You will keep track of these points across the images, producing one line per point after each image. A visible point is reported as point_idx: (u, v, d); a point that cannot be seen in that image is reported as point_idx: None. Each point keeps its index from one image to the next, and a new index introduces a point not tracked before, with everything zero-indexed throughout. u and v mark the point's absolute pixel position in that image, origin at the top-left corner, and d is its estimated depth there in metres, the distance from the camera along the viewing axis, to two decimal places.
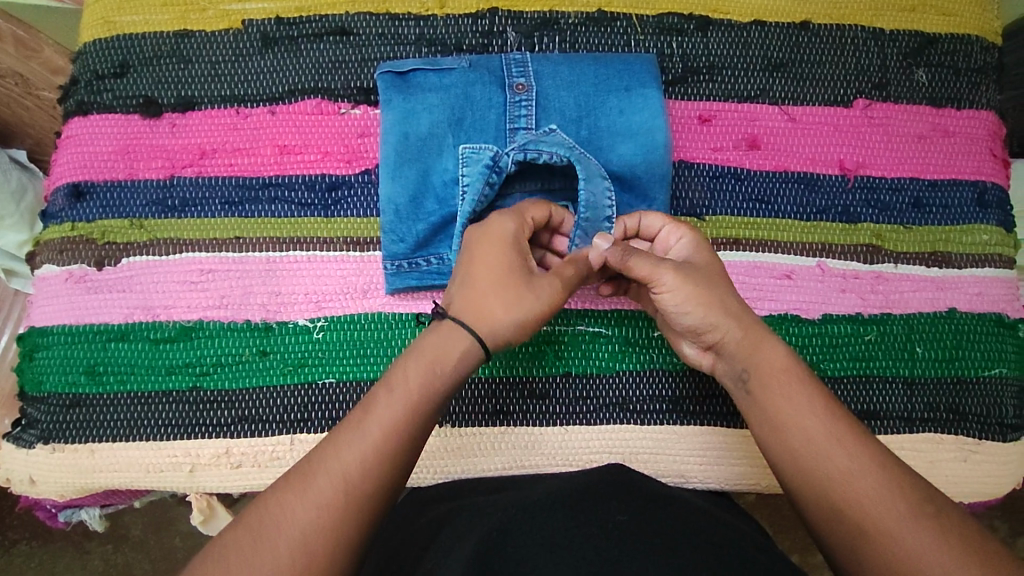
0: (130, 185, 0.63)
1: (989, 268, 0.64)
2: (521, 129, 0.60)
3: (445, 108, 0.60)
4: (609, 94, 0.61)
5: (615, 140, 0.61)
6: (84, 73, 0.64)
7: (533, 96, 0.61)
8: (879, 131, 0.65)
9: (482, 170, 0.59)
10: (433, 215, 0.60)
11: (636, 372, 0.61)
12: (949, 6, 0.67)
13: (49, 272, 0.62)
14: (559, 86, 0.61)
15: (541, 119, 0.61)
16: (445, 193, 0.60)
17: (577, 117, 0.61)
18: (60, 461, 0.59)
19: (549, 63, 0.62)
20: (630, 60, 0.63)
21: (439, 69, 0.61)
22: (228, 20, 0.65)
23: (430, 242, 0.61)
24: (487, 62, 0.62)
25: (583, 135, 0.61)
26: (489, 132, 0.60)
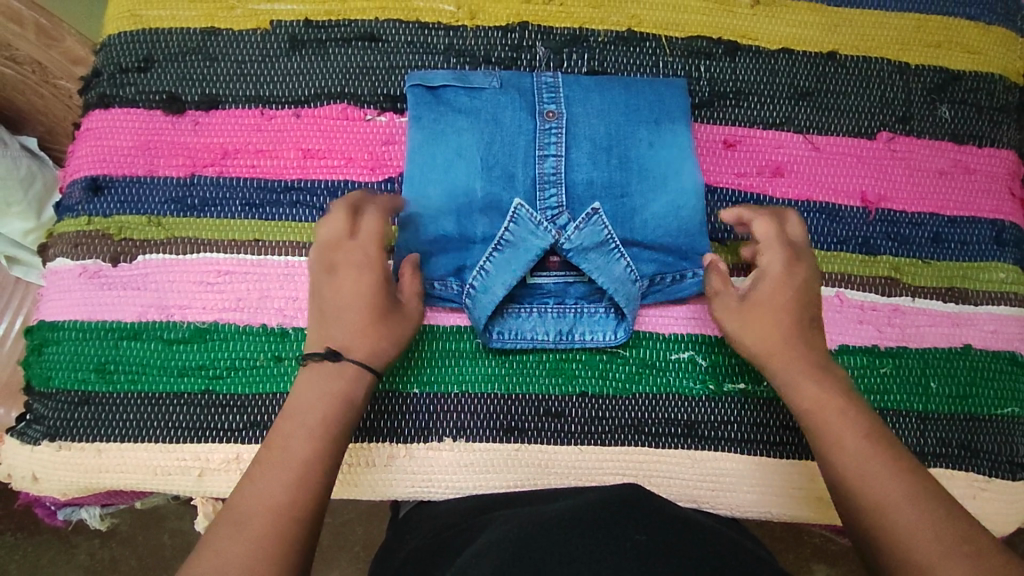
0: (150, 182, 0.62)
1: (1004, 306, 0.65)
2: (550, 158, 0.61)
3: (474, 131, 0.60)
4: (639, 122, 0.62)
5: (643, 172, 0.62)
6: (108, 66, 0.64)
7: (563, 122, 0.61)
8: (902, 165, 0.66)
9: (533, 249, 0.58)
10: (449, 243, 0.60)
11: (652, 395, 0.61)
12: (974, 43, 0.68)
13: (63, 265, 0.61)
14: (589, 111, 0.62)
15: (571, 147, 0.61)
16: (466, 221, 0.60)
17: (607, 145, 0.61)
18: (65, 458, 0.58)
19: (579, 89, 0.62)
20: (661, 86, 0.63)
21: (469, 86, 0.61)
22: (256, 20, 0.64)
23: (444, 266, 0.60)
24: (518, 82, 0.62)
25: (613, 164, 0.61)
26: (517, 159, 0.60)
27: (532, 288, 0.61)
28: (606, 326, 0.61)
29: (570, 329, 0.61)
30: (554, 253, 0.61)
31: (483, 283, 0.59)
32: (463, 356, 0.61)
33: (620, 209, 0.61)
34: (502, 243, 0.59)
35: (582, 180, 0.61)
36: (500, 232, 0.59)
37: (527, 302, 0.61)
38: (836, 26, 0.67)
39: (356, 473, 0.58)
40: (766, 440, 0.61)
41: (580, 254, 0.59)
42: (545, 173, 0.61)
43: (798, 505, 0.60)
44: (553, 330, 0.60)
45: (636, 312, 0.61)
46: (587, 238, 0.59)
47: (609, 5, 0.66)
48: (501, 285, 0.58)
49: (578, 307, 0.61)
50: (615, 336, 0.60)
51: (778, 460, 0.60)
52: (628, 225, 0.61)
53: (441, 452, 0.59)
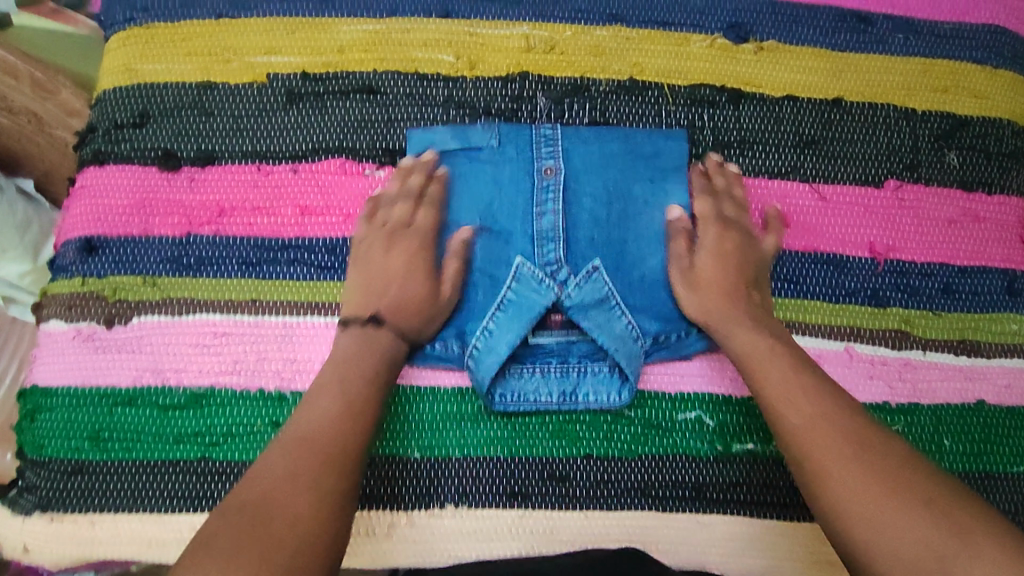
0: (145, 242, 0.61)
1: (1017, 358, 0.63)
2: (547, 214, 0.59)
3: (472, 190, 0.60)
4: (638, 178, 0.61)
5: (644, 229, 0.61)
6: (103, 122, 0.63)
7: (561, 177, 0.60)
8: (910, 214, 0.64)
9: (534, 307, 0.58)
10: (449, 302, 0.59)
11: (658, 456, 0.60)
12: (982, 88, 0.67)
13: (56, 328, 0.60)
14: (589, 166, 0.61)
15: (569, 203, 0.60)
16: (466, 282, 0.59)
17: (606, 201, 0.60)
18: (57, 530, 0.56)
19: (578, 143, 0.61)
20: (662, 138, 0.62)
21: (467, 143, 0.61)
22: (252, 72, 0.63)
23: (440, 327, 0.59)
24: (516, 136, 0.61)
25: (612, 220, 0.60)
26: (515, 217, 0.60)
27: (534, 346, 0.60)
28: (610, 386, 0.59)
29: (573, 389, 0.59)
30: (557, 311, 0.60)
31: (486, 344, 0.58)
32: (464, 419, 0.59)
33: (622, 265, 0.60)
34: (504, 301, 0.58)
35: (582, 236, 0.60)
36: (503, 292, 0.58)
37: (530, 362, 0.59)
38: (841, 72, 0.66)
39: (355, 542, 0.57)
40: (775, 502, 0.59)
41: (581, 310, 0.58)
42: (543, 229, 0.59)
43: (809, 570, 0.58)
44: (555, 395, 0.59)
45: (639, 371, 0.59)
46: (589, 295, 0.58)
47: (611, 53, 0.65)
48: (505, 344, 0.57)
49: (582, 366, 0.60)
50: (615, 398, 0.59)
51: (788, 523, 0.59)
52: (630, 279, 0.60)
53: (443, 519, 0.58)
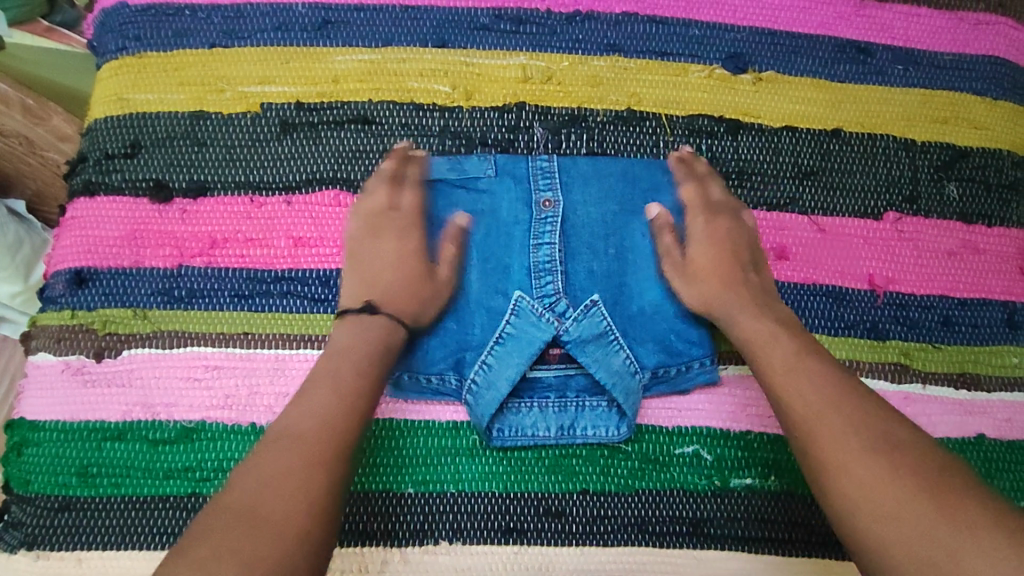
0: (136, 273, 0.60)
1: (1017, 392, 0.63)
2: (545, 246, 0.58)
3: (471, 221, 0.60)
4: (635, 212, 0.61)
5: (641, 261, 0.60)
6: (94, 151, 0.62)
7: (560, 211, 0.59)
8: (909, 246, 0.64)
9: (532, 343, 0.57)
10: (447, 333, 0.58)
11: (656, 491, 0.59)
12: (980, 119, 0.67)
13: (44, 361, 0.59)
14: (586, 199, 0.60)
15: (567, 236, 0.59)
16: (462, 314, 0.58)
17: (605, 234, 0.60)
18: (42, 569, 0.55)
19: (576, 174, 0.61)
20: (659, 172, 0.62)
21: (464, 175, 0.61)
22: (245, 102, 0.63)
23: (436, 360, 0.58)
24: (513, 167, 0.61)
25: (611, 252, 0.59)
26: (512, 249, 0.59)
27: (532, 380, 0.59)
28: (608, 421, 0.59)
29: (571, 423, 0.59)
30: (554, 344, 0.59)
31: (485, 380, 0.57)
32: (459, 454, 0.58)
33: (620, 297, 0.59)
34: (503, 335, 0.57)
35: (581, 268, 0.58)
36: (501, 326, 0.57)
37: (527, 396, 0.59)
38: (840, 102, 0.66)
39: None
40: (772, 538, 0.59)
41: (579, 346, 0.57)
42: (540, 262, 0.58)
43: None
44: (552, 430, 0.58)
45: (637, 406, 0.59)
46: (588, 329, 0.57)
47: (608, 83, 0.65)
48: (504, 380, 0.57)
49: (579, 400, 0.59)
50: (613, 433, 0.59)
51: (788, 560, 0.58)
52: (629, 313, 0.59)
53: (437, 556, 0.56)
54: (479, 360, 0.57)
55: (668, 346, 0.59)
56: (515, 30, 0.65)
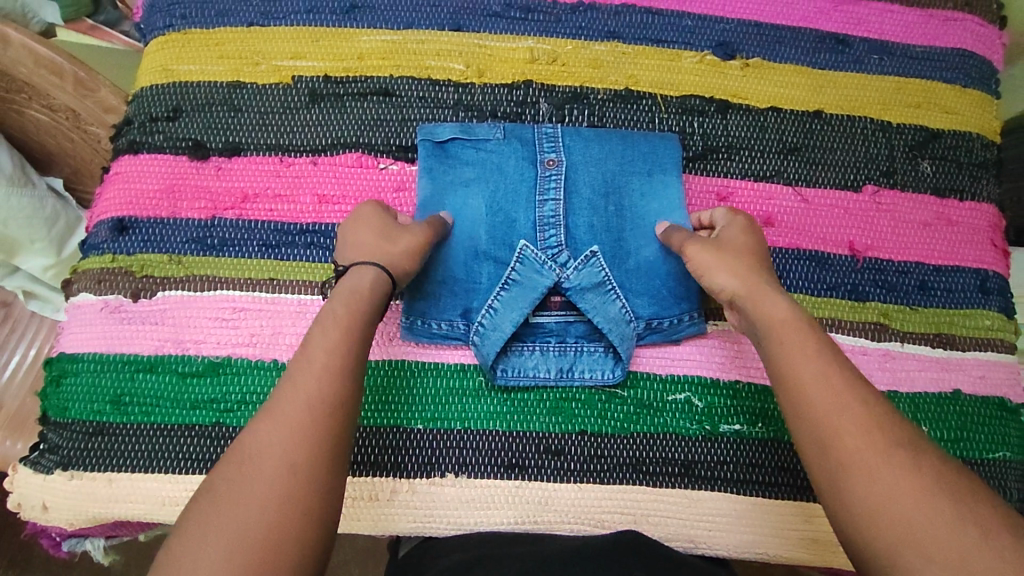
0: (173, 223, 0.65)
1: (991, 352, 0.67)
2: (549, 202, 0.64)
3: (480, 180, 0.65)
4: (634, 173, 0.66)
5: (637, 219, 0.65)
6: (139, 115, 0.69)
7: (563, 169, 0.65)
8: (887, 217, 0.69)
9: (535, 286, 0.62)
10: (458, 282, 0.63)
11: (650, 434, 0.63)
12: (952, 105, 0.72)
13: (85, 300, 0.64)
14: (586, 162, 0.66)
15: (569, 194, 0.65)
16: (473, 264, 0.63)
17: (604, 192, 0.65)
18: (77, 488, 0.59)
19: (577, 139, 0.66)
20: (657, 141, 0.67)
21: (474, 138, 0.66)
22: (278, 75, 0.69)
23: (446, 307, 0.63)
24: (520, 133, 0.66)
25: (610, 210, 0.65)
26: (519, 205, 0.64)
27: (535, 326, 0.64)
28: (604, 366, 0.63)
29: (570, 366, 0.63)
30: (556, 293, 0.64)
31: (492, 322, 0.62)
32: (465, 394, 0.63)
33: (617, 251, 0.64)
34: (509, 282, 0.62)
35: (582, 223, 0.64)
36: (508, 272, 0.62)
37: (530, 340, 0.63)
38: (821, 87, 0.72)
39: (358, 507, 0.60)
40: (760, 481, 0.62)
41: (578, 293, 0.62)
42: (545, 217, 0.64)
43: (795, 547, 0.61)
44: (553, 372, 0.63)
45: (632, 352, 0.63)
46: (587, 278, 0.62)
47: (608, 65, 0.71)
48: (509, 322, 0.61)
49: (579, 345, 0.64)
50: (610, 375, 0.63)
51: (774, 501, 0.62)
52: (626, 267, 0.64)
53: (443, 488, 0.60)
54: (486, 303, 0.62)
55: (662, 299, 0.64)
56: (524, 17, 0.72)
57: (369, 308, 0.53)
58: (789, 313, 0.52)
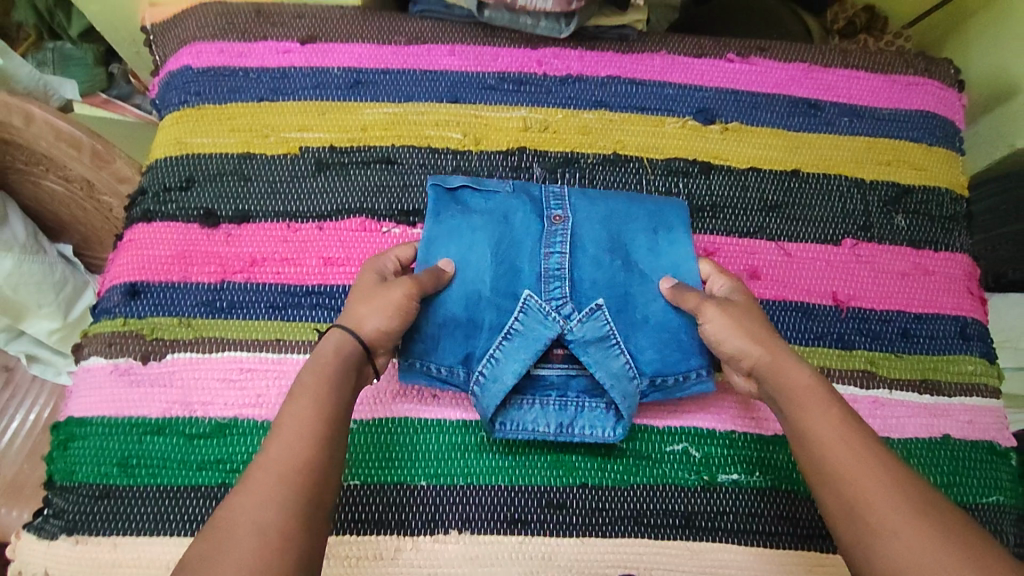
0: (183, 287, 0.68)
1: (977, 396, 0.69)
2: (555, 255, 0.66)
3: (487, 230, 0.67)
4: (640, 230, 0.68)
5: (642, 273, 0.67)
6: (153, 185, 0.72)
7: (569, 224, 0.67)
8: (867, 268, 0.72)
9: (537, 336, 0.62)
10: (460, 327, 0.64)
11: (650, 486, 0.64)
12: (920, 162, 0.77)
13: (96, 364, 0.66)
14: (594, 215, 0.68)
15: (575, 248, 0.66)
16: (476, 310, 0.64)
17: (610, 247, 0.67)
18: (81, 553, 0.60)
19: (583, 198, 0.69)
20: (664, 201, 0.70)
21: (483, 192, 0.69)
22: (287, 146, 0.74)
23: (446, 352, 0.63)
24: (529, 190, 0.69)
25: (616, 263, 0.66)
26: (526, 257, 0.66)
27: (536, 378, 0.65)
28: (605, 422, 0.64)
29: (570, 422, 0.64)
30: (558, 345, 0.65)
31: (492, 372, 0.62)
32: (467, 450, 0.64)
33: (623, 306, 0.65)
34: (512, 332, 0.63)
35: (587, 276, 0.65)
36: (511, 322, 0.63)
37: (530, 393, 0.64)
38: (797, 148, 0.77)
39: (362, 566, 0.60)
40: (760, 531, 0.63)
41: (582, 346, 0.63)
42: (551, 268, 0.65)
43: None
44: (552, 426, 0.63)
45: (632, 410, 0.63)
46: (589, 331, 0.63)
47: (596, 132, 0.76)
48: (510, 373, 0.62)
49: (579, 401, 0.64)
50: (609, 433, 0.63)
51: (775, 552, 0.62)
52: (630, 320, 0.65)
53: (447, 545, 0.61)
54: (488, 353, 0.63)
55: (665, 355, 0.64)
56: (517, 89, 0.77)
57: (338, 364, 0.53)
58: (811, 379, 0.53)
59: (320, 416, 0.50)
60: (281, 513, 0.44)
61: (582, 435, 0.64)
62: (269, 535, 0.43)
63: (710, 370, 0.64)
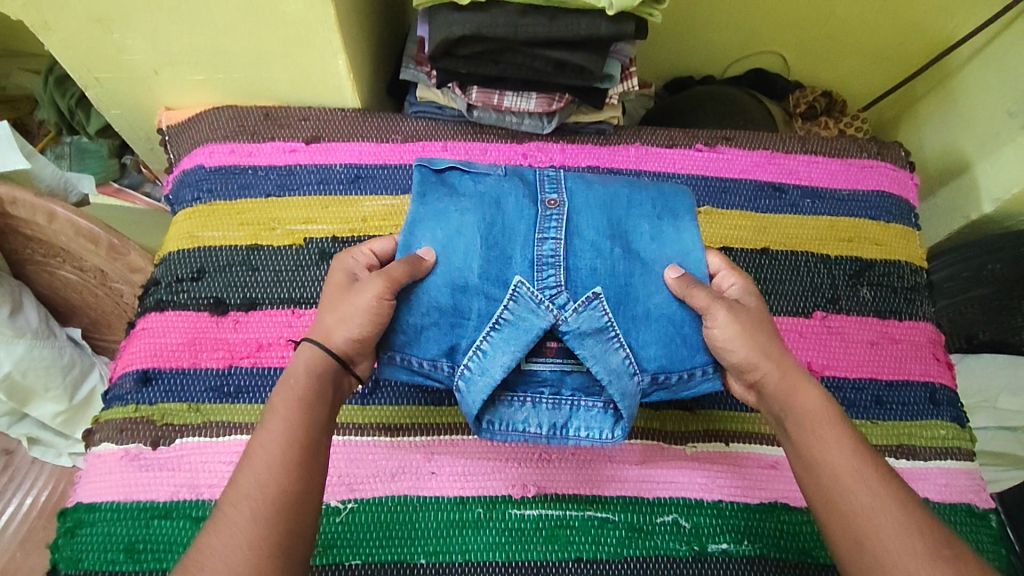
0: (193, 372, 0.72)
1: (951, 460, 0.72)
2: (549, 240, 0.63)
3: (477, 212, 0.64)
4: (642, 217, 0.67)
5: (644, 260, 0.64)
6: (167, 277, 0.77)
7: (564, 209, 0.65)
8: (837, 338, 0.77)
9: (529, 326, 0.60)
10: (446, 316, 0.61)
11: (642, 557, 0.66)
12: (879, 237, 0.84)
13: (106, 450, 0.68)
14: (596, 203, 0.66)
15: (572, 234, 0.64)
16: (463, 298, 0.61)
17: (609, 234, 0.65)
18: None
19: (581, 184, 0.67)
20: (670, 189, 0.70)
21: (476, 174, 0.67)
22: (292, 237, 0.79)
23: (430, 343, 0.61)
24: (525, 175, 0.67)
25: (617, 252, 0.64)
26: (518, 242, 0.63)
27: (528, 374, 0.63)
28: (603, 424, 0.63)
29: (564, 423, 0.63)
30: (551, 339, 0.63)
31: (480, 365, 0.59)
32: (465, 526, 0.66)
33: (623, 299, 0.63)
34: (501, 322, 0.60)
35: (583, 266, 0.63)
36: (500, 312, 0.61)
37: (521, 390, 0.63)
38: (765, 228, 0.83)
39: None
40: None
41: (577, 337, 0.60)
42: (546, 253, 0.63)
43: None
44: (544, 426, 0.63)
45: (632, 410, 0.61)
46: (586, 322, 0.60)
47: None
48: (498, 366, 0.59)
49: (573, 400, 0.63)
50: (607, 435, 0.62)
51: None
52: (631, 314, 0.62)
53: None
54: (475, 345, 0.60)
55: (667, 352, 0.63)
56: None
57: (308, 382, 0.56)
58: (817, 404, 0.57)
59: (289, 435, 0.52)
60: (251, 549, 0.47)
61: (577, 436, 0.63)
62: (241, 574, 0.46)
63: (716, 367, 0.63)
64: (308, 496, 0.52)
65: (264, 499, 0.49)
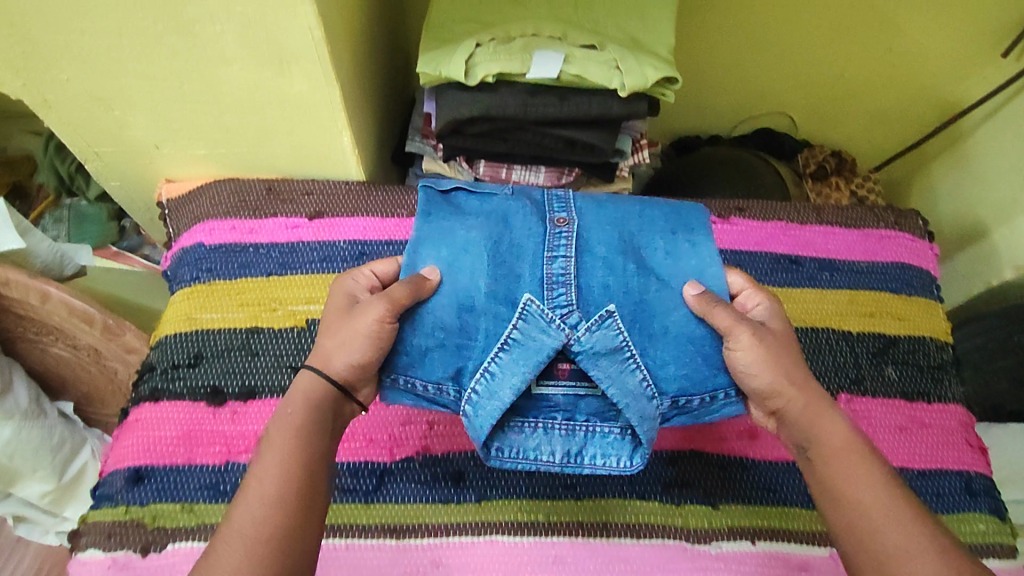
0: (188, 469, 0.68)
1: (993, 558, 0.68)
2: (559, 258, 0.61)
3: (484, 229, 0.63)
4: (653, 233, 0.66)
5: (660, 277, 0.62)
6: (162, 362, 0.74)
7: (573, 227, 0.64)
8: (864, 423, 0.73)
9: (540, 344, 0.56)
10: (451, 337, 0.57)
11: None
12: (900, 311, 0.81)
13: (91, 557, 0.64)
14: (603, 221, 0.65)
15: (581, 250, 0.62)
16: (469, 318, 0.58)
17: (620, 248, 0.63)
18: None
19: (590, 205, 0.67)
20: (683, 206, 0.70)
21: (481, 195, 0.67)
22: (293, 318, 0.77)
23: (435, 367, 0.57)
24: (531, 196, 0.67)
25: (630, 268, 0.62)
26: (525, 261, 0.61)
27: (539, 400, 0.59)
28: (620, 451, 0.59)
29: (579, 450, 0.59)
30: (563, 360, 0.59)
31: (487, 389, 0.55)
32: None
33: (640, 316, 0.60)
34: (509, 341, 0.56)
35: (594, 283, 0.60)
36: (508, 330, 0.57)
37: (532, 416, 0.59)
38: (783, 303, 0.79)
39: None
40: None
41: (591, 358, 0.56)
42: (554, 271, 0.61)
43: None
44: (560, 450, 0.58)
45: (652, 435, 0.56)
46: (600, 341, 0.57)
47: None
48: (508, 388, 0.55)
49: (589, 425, 0.59)
50: (626, 465, 0.58)
51: None
52: (648, 332, 0.59)
53: None
54: (482, 368, 0.56)
55: (688, 373, 0.59)
56: None
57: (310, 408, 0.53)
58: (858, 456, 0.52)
59: (291, 466, 0.49)
60: None
61: (594, 465, 0.58)
62: None
63: (739, 391, 0.59)
64: (305, 537, 0.48)
65: (258, 536, 0.46)
